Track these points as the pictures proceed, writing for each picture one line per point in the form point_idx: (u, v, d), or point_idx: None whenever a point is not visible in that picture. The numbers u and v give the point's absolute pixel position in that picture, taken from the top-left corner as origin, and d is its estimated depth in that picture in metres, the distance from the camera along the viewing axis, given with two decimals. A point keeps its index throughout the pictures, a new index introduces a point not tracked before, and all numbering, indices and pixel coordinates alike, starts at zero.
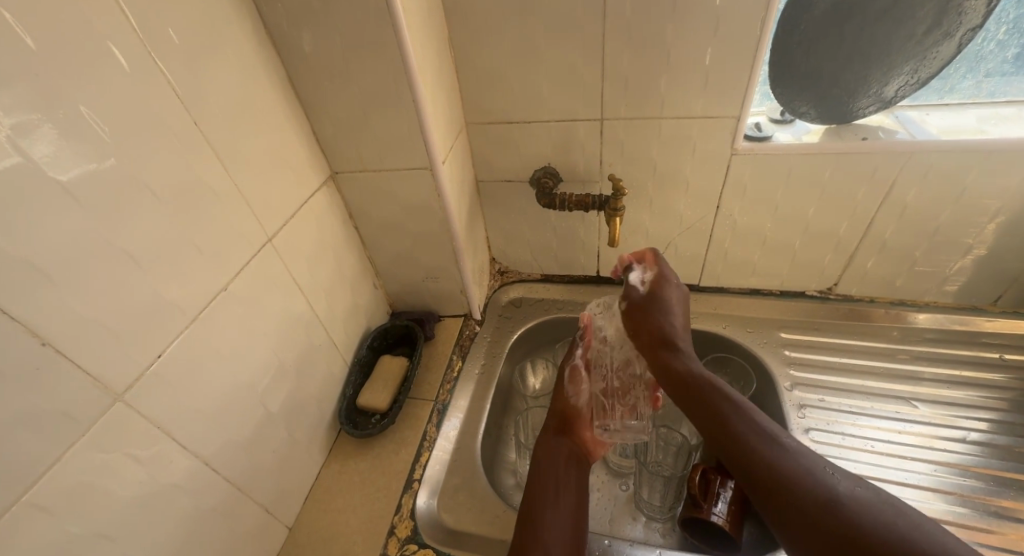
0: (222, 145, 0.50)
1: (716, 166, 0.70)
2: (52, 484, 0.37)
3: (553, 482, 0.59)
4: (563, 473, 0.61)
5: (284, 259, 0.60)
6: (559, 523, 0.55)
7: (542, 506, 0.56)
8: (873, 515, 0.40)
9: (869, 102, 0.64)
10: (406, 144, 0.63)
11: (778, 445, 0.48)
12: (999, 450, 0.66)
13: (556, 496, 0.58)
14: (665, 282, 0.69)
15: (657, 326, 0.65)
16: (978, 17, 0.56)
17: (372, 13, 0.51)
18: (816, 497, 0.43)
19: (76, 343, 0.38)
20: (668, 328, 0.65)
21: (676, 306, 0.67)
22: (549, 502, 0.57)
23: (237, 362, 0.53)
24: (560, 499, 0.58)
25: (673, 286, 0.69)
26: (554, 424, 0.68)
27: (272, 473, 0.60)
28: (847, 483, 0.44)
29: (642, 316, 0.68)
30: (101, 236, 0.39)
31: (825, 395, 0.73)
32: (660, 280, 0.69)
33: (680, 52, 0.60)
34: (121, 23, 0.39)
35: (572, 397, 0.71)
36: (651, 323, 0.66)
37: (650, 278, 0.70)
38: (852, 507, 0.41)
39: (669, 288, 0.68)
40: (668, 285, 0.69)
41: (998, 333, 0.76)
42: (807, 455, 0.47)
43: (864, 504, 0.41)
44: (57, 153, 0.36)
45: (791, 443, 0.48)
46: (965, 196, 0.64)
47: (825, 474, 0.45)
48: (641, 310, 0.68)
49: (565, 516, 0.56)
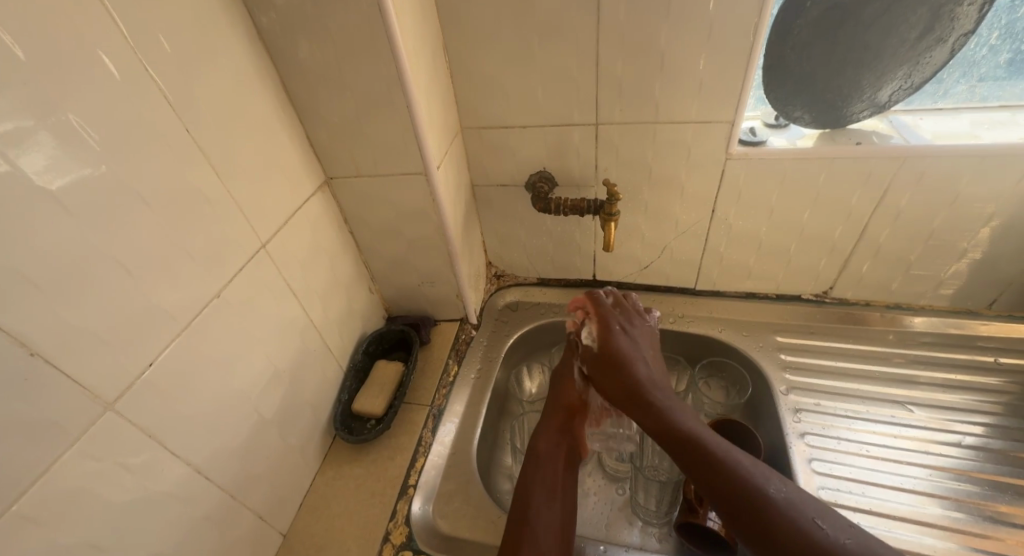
0: (214, 151, 0.50)
1: (710, 171, 0.70)
2: (41, 493, 0.37)
3: (550, 481, 0.59)
4: (561, 471, 0.61)
5: (278, 265, 0.60)
6: (551, 521, 0.55)
7: (537, 502, 0.56)
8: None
9: (864, 106, 0.64)
10: (400, 149, 0.63)
11: (768, 503, 0.45)
12: (994, 454, 0.66)
13: (551, 494, 0.58)
14: (612, 331, 0.65)
15: (621, 381, 0.60)
16: (970, 23, 0.56)
17: (365, 19, 0.51)
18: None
19: (66, 352, 0.38)
20: (635, 377, 0.59)
21: (632, 350, 0.63)
22: (544, 501, 0.57)
23: (230, 368, 0.53)
24: (555, 499, 0.58)
25: (624, 332, 0.65)
26: (559, 418, 0.66)
27: (265, 479, 0.59)
28: (839, 534, 0.43)
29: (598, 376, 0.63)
30: (91, 244, 0.39)
31: (821, 399, 0.73)
32: (608, 330, 0.65)
33: (674, 57, 0.60)
34: (112, 30, 0.39)
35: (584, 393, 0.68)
36: (612, 380, 0.61)
37: (598, 331, 0.66)
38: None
39: (620, 335, 0.64)
40: (619, 331, 0.65)
41: (993, 337, 0.76)
42: (797, 504, 0.45)
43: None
44: (46, 159, 0.36)
45: (780, 496, 0.45)
46: (959, 201, 0.64)
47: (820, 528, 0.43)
48: (597, 368, 0.63)
49: (558, 515, 0.57)
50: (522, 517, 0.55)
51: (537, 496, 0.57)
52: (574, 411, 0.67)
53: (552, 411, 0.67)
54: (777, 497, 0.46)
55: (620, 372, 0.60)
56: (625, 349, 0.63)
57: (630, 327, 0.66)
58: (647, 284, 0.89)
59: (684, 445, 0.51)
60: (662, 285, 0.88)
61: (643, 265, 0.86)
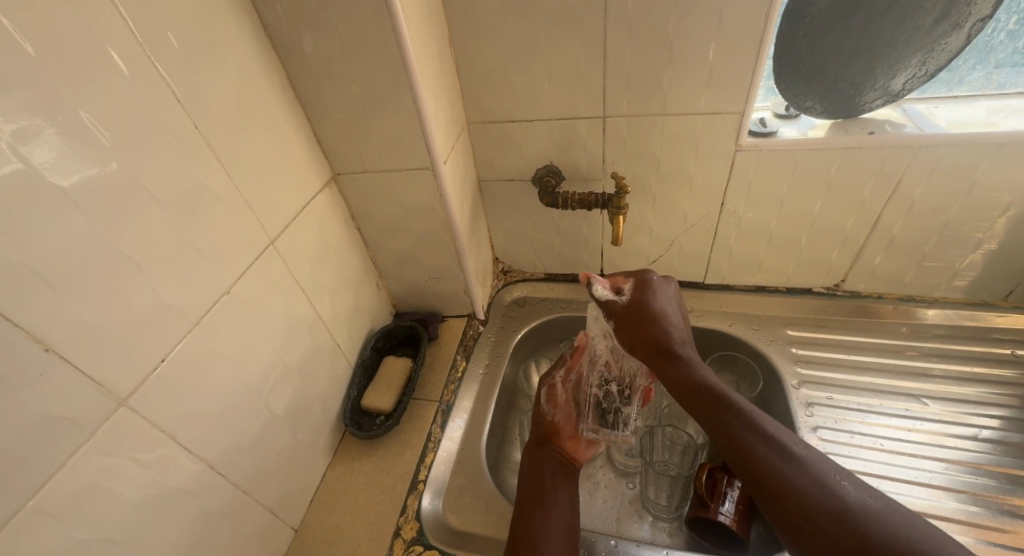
0: (222, 147, 0.50)
1: (720, 163, 0.69)
2: (57, 488, 0.37)
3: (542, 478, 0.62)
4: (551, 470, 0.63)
5: (287, 261, 0.60)
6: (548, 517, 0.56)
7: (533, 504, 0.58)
8: (890, 533, 0.39)
9: (876, 95, 0.63)
10: (407, 144, 0.62)
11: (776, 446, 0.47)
12: (1011, 448, 0.65)
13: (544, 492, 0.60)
14: (643, 287, 0.66)
15: (653, 334, 0.62)
16: (988, 7, 0.55)
17: (371, 14, 0.51)
18: (831, 513, 0.41)
19: (79, 349, 0.38)
20: (665, 336, 0.61)
21: (665, 302, 0.65)
22: (540, 498, 0.59)
23: (241, 365, 0.53)
24: (550, 494, 0.59)
25: (655, 288, 0.66)
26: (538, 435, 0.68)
27: (277, 474, 0.60)
28: (860, 493, 0.42)
29: (639, 326, 0.63)
30: (103, 240, 0.39)
31: (833, 393, 0.72)
32: (642, 287, 0.66)
33: (683, 48, 0.60)
34: (120, 27, 0.39)
35: (548, 412, 0.70)
36: (644, 332, 0.63)
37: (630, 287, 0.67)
38: (867, 523, 0.40)
39: (647, 289, 0.65)
40: (654, 288, 0.66)
41: (1010, 329, 0.74)
42: (818, 460, 0.46)
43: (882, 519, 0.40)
44: (59, 158, 0.36)
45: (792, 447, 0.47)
46: (975, 190, 0.63)
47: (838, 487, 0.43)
48: (634, 321, 0.64)
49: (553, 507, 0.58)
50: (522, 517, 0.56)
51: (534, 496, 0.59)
52: (548, 430, 0.68)
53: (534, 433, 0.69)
54: (798, 455, 0.46)
55: (652, 325, 0.62)
56: (659, 303, 0.64)
57: (665, 290, 0.66)
58: None
59: (700, 392, 0.54)
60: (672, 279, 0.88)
61: (651, 259, 0.85)
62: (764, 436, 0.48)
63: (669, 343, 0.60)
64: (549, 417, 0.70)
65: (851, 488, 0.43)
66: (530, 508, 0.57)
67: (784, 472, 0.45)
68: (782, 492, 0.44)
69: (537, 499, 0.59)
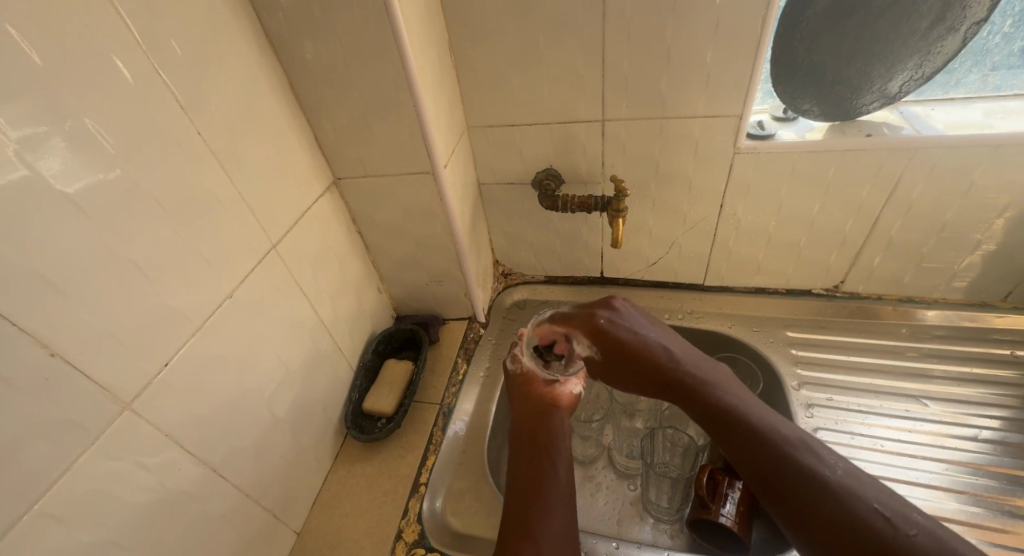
0: (224, 153, 0.50)
1: (719, 165, 0.69)
2: (63, 493, 0.37)
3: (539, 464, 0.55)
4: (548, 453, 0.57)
5: (288, 265, 0.60)
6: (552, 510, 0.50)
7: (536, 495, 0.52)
8: None
9: (874, 97, 0.64)
10: (407, 148, 0.63)
11: (812, 469, 0.43)
12: (1011, 448, 0.65)
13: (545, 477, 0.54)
14: (601, 326, 0.60)
15: (649, 371, 0.56)
16: (983, 11, 0.55)
17: (371, 20, 0.52)
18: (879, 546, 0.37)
19: (85, 354, 0.38)
20: (658, 365, 0.56)
21: (627, 331, 0.59)
22: (544, 488, 0.52)
23: (244, 368, 0.53)
24: (550, 480, 0.53)
25: (614, 323, 0.59)
26: (528, 403, 0.64)
27: (279, 478, 0.60)
28: (903, 521, 0.38)
29: (627, 369, 0.58)
30: (108, 245, 0.40)
31: (833, 394, 0.73)
32: (595, 328, 0.60)
33: (681, 52, 0.60)
34: (126, 36, 0.40)
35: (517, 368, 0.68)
36: (636, 371, 0.57)
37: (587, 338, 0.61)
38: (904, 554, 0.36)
39: (607, 330, 0.59)
40: (607, 324, 0.59)
41: (1009, 329, 0.74)
42: (856, 482, 0.42)
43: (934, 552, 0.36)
44: (67, 166, 0.37)
45: (832, 474, 0.42)
46: (973, 191, 0.63)
47: (878, 514, 0.39)
48: (619, 367, 0.59)
49: (556, 500, 0.51)
50: (521, 511, 0.50)
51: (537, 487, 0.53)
52: (523, 383, 0.66)
53: (512, 393, 0.67)
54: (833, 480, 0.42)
55: (639, 361, 0.57)
56: (625, 338, 0.58)
57: (617, 316, 0.60)
58: (654, 280, 0.89)
59: (721, 422, 0.50)
60: (671, 281, 0.88)
61: (650, 262, 0.85)
62: (796, 461, 0.44)
63: (663, 371, 0.55)
64: (522, 374, 0.67)
65: (897, 513, 0.39)
66: (526, 482, 0.54)
67: (822, 497, 0.41)
68: (825, 525, 0.40)
69: (535, 471, 0.55)
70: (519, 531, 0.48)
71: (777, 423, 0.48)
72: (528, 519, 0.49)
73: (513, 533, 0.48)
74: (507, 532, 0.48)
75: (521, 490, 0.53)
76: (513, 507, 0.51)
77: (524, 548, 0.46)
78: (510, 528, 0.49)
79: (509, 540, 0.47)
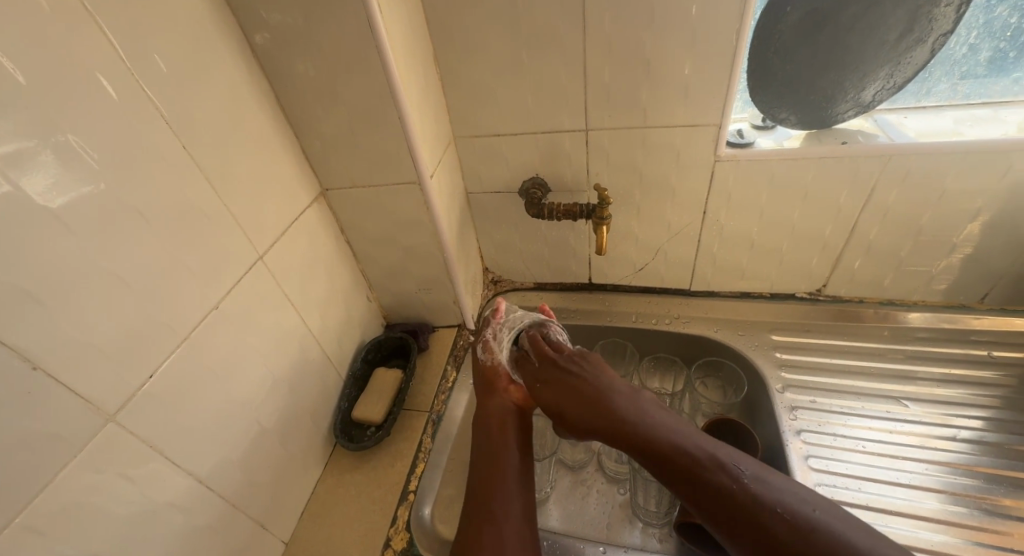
0: (209, 165, 0.50)
1: (700, 172, 0.71)
2: (45, 505, 0.37)
3: (504, 458, 0.58)
4: (514, 448, 0.59)
5: (276, 275, 0.60)
6: (516, 502, 0.55)
7: (504, 488, 0.55)
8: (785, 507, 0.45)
9: (848, 106, 0.65)
10: (393, 159, 0.64)
11: (730, 474, 0.47)
12: (990, 447, 0.66)
13: (513, 473, 0.57)
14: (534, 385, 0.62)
15: (581, 413, 0.57)
16: (949, 23, 0.57)
17: (354, 35, 0.53)
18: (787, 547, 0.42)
19: (68, 366, 0.39)
20: (585, 401, 0.57)
21: (557, 383, 0.60)
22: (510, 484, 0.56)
23: (231, 378, 0.54)
24: (515, 475, 0.57)
25: (545, 380, 0.61)
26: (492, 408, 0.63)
27: (267, 487, 0.60)
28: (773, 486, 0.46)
29: (566, 419, 0.58)
30: (91, 258, 0.40)
31: (816, 396, 0.74)
32: (532, 384, 0.62)
33: (659, 64, 0.62)
34: (110, 52, 0.41)
35: (485, 359, 0.69)
36: (570, 416, 0.57)
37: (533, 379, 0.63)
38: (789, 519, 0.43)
39: (539, 389, 0.61)
40: (539, 381, 0.61)
41: (987, 330, 0.76)
42: (762, 487, 0.46)
43: (822, 537, 0.42)
44: (51, 180, 0.37)
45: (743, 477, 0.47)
46: (947, 196, 0.65)
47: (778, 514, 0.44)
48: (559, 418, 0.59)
49: (520, 495, 0.55)
50: (486, 505, 0.54)
51: (505, 481, 0.56)
52: (489, 377, 0.67)
53: (479, 384, 0.68)
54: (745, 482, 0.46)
55: (569, 407, 0.57)
56: (554, 390, 0.59)
57: (548, 372, 0.62)
58: (643, 285, 0.90)
59: (652, 449, 0.51)
60: (658, 287, 0.89)
61: (637, 267, 0.86)
62: (711, 479, 0.47)
63: (590, 408, 0.56)
64: (489, 367, 0.68)
65: (788, 509, 0.44)
66: (490, 465, 0.57)
67: (743, 506, 0.45)
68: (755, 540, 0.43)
69: (496, 458, 0.58)
70: (480, 514, 0.53)
71: (694, 437, 0.51)
72: (489, 501, 0.54)
73: (477, 518, 0.53)
74: (471, 520, 0.53)
75: (482, 480, 0.56)
76: (474, 493, 0.56)
77: (486, 534, 0.51)
78: (472, 512, 0.54)
79: (473, 525, 0.52)
